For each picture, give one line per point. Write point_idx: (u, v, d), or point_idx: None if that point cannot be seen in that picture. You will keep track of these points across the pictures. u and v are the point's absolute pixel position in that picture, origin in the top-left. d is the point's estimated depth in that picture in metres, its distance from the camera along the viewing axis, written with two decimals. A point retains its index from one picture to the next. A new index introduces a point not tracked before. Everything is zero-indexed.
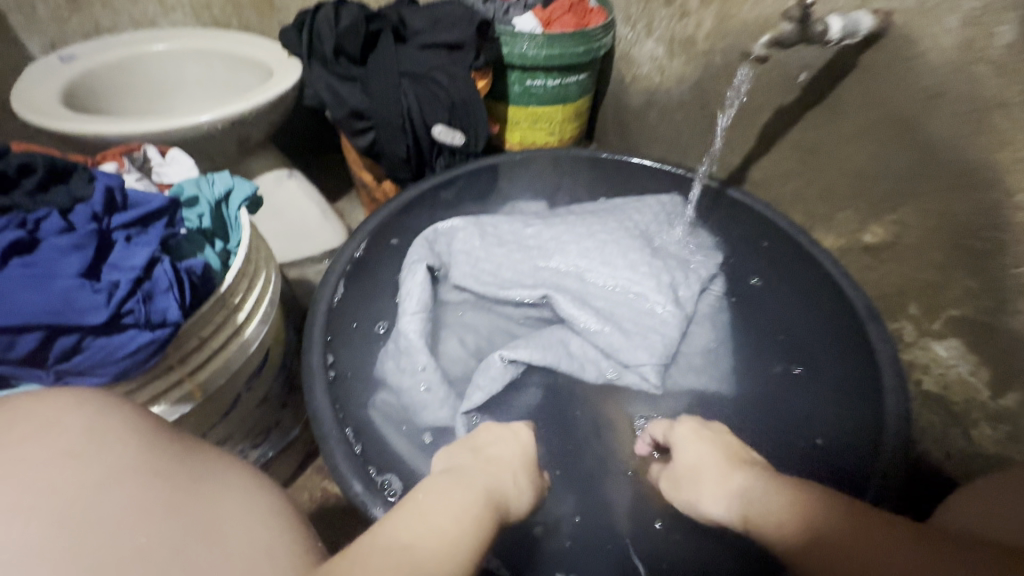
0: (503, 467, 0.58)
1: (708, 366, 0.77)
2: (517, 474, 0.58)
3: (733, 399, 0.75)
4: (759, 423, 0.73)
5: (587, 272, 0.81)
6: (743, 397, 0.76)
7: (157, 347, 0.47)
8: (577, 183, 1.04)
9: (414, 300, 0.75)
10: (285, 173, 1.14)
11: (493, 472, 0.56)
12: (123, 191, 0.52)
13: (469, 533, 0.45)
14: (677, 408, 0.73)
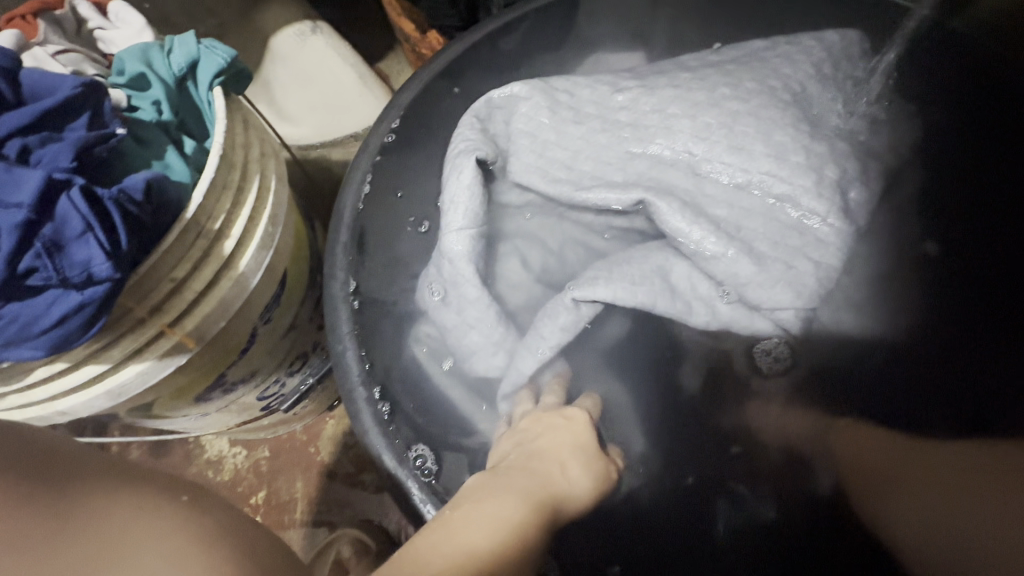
0: (551, 463, 0.45)
1: (874, 304, 0.53)
2: (568, 468, 0.46)
3: (902, 350, 0.53)
4: (936, 387, 0.52)
5: (705, 164, 0.55)
6: (919, 348, 0.53)
7: (92, 314, 0.33)
8: (695, 19, 0.72)
9: (461, 211, 0.56)
10: (309, 27, 0.89)
11: (536, 473, 0.43)
12: (12, 85, 0.36)
13: (507, 548, 0.35)
14: (821, 362, 0.53)
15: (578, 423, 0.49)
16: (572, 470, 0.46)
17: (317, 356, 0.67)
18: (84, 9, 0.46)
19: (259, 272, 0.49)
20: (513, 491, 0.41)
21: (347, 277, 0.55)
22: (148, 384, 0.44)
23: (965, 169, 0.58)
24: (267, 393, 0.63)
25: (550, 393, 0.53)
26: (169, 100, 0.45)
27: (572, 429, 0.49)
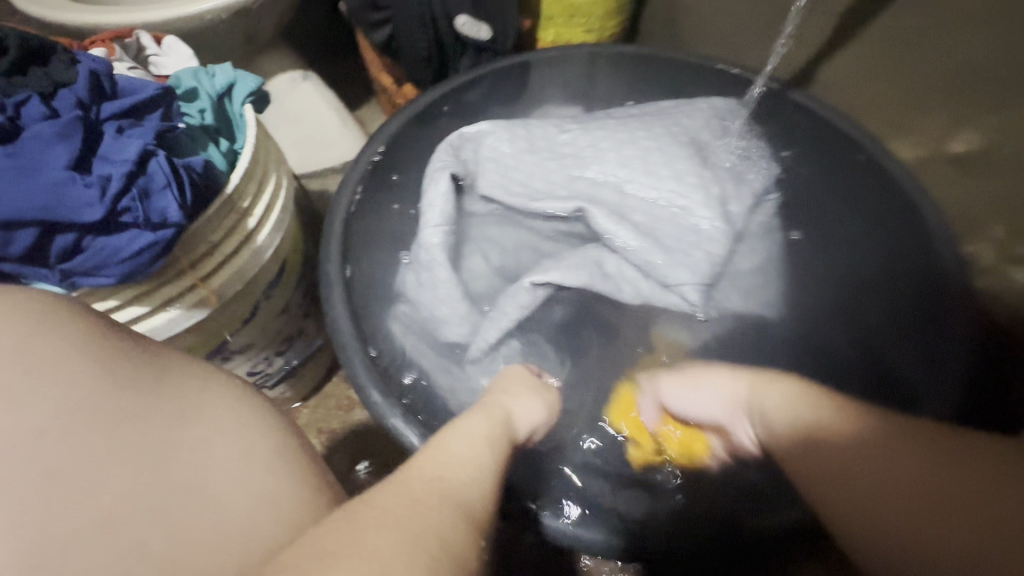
0: (516, 400, 0.55)
1: (758, 290, 0.70)
2: (518, 397, 0.56)
3: (784, 327, 0.69)
4: (805, 353, 0.67)
5: (627, 183, 0.73)
6: (793, 321, 0.69)
7: (160, 251, 0.44)
8: (621, 85, 0.92)
9: (437, 211, 0.70)
10: (300, 75, 1.06)
11: (494, 403, 0.53)
12: (111, 79, 0.47)
13: (484, 457, 0.45)
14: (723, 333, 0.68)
15: (518, 371, 0.60)
16: (522, 401, 0.56)
17: (300, 342, 0.76)
18: (144, 40, 0.59)
19: (270, 249, 0.60)
20: (483, 419, 0.50)
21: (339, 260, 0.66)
22: (172, 331, 0.52)
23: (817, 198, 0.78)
24: (255, 370, 0.71)
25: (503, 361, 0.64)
26: (212, 110, 0.57)
27: (514, 375, 0.60)
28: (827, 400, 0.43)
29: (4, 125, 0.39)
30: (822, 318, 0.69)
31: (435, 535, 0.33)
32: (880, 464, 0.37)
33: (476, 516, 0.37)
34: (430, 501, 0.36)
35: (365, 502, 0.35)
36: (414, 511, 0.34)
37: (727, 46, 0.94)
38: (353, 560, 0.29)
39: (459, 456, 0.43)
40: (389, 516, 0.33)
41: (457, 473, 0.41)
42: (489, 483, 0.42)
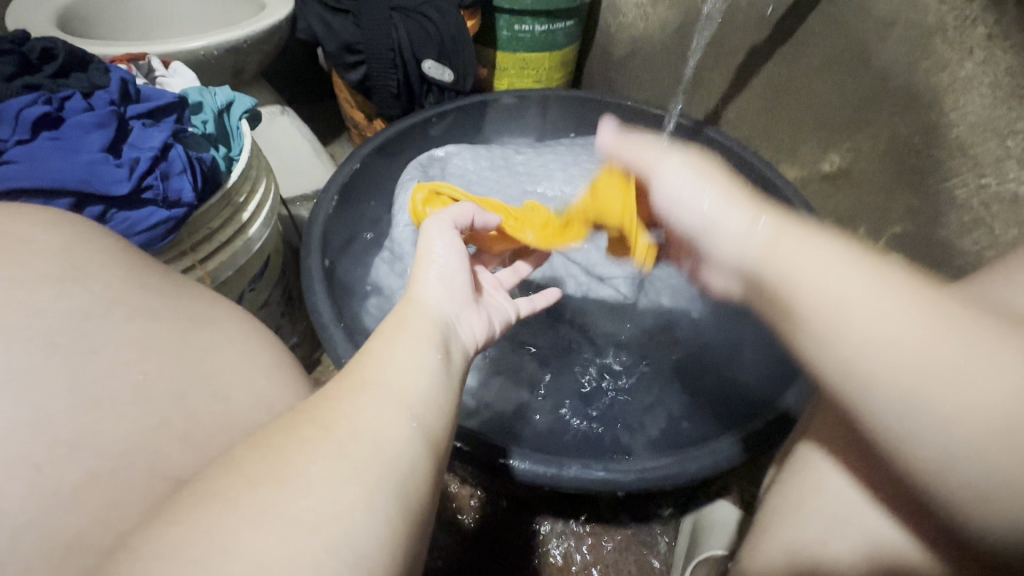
0: (429, 265, 0.47)
1: (683, 285, 0.82)
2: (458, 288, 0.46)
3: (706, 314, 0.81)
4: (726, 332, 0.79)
5: (572, 196, 0.86)
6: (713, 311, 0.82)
7: (173, 226, 0.52)
8: (562, 122, 1.05)
9: (407, 215, 0.81)
10: (278, 109, 1.15)
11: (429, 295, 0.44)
12: (136, 86, 0.57)
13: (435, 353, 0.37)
14: (653, 322, 0.78)
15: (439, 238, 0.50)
16: (444, 275, 0.46)
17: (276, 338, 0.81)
18: (155, 62, 0.69)
19: (259, 242, 0.67)
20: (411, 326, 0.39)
21: (320, 253, 0.74)
22: None
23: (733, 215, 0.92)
24: None
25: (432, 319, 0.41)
26: (214, 121, 0.65)
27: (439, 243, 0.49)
28: (922, 295, 0.32)
29: (53, 114, 0.49)
30: None
31: (355, 423, 0.29)
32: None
33: (410, 405, 0.32)
34: (336, 435, 0.28)
35: (275, 428, 0.30)
36: (338, 409, 0.30)
37: (653, 94, 1.12)
38: (260, 468, 0.26)
39: (403, 355, 0.36)
40: (322, 419, 0.30)
41: (385, 367, 0.34)
42: (432, 361, 0.36)
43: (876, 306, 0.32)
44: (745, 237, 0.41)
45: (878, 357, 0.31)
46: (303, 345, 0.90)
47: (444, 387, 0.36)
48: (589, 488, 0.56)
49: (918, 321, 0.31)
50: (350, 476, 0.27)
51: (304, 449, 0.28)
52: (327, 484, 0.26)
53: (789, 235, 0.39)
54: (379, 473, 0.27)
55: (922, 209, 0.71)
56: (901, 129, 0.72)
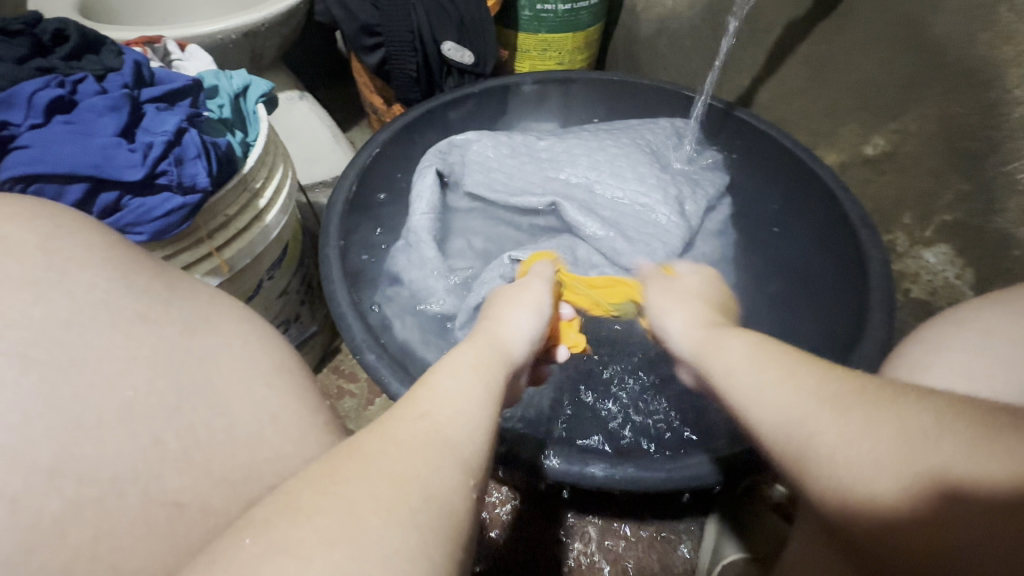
0: (521, 311, 0.53)
1: None
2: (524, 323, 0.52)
3: (734, 308, 0.77)
4: (758, 326, 0.76)
5: (596, 184, 0.82)
6: (743, 305, 0.78)
7: (187, 213, 0.50)
8: (584, 104, 1.01)
9: (425, 202, 0.80)
10: (297, 95, 1.14)
11: (490, 332, 0.49)
12: (150, 69, 0.56)
13: (482, 385, 0.40)
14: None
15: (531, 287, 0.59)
16: (521, 323, 0.51)
17: (295, 326, 0.81)
18: (171, 45, 0.68)
19: (276, 229, 0.66)
20: (480, 360, 0.43)
21: (337, 239, 0.73)
22: None
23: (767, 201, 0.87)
24: None
25: (490, 352, 0.45)
26: (230, 105, 0.63)
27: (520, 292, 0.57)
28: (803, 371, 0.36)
29: (66, 97, 0.48)
30: (769, 302, 0.78)
31: (422, 484, 0.30)
32: (863, 419, 0.30)
33: (468, 463, 0.33)
34: (407, 495, 0.29)
35: (341, 464, 0.30)
36: (403, 461, 0.31)
37: (681, 74, 1.07)
38: (334, 519, 0.26)
39: (443, 388, 0.38)
40: (380, 470, 0.30)
41: (446, 411, 0.36)
42: (486, 417, 0.37)
43: (760, 384, 0.36)
44: (680, 342, 0.51)
45: (761, 419, 0.35)
46: (322, 334, 0.89)
47: (490, 445, 0.36)
48: (613, 487, 0.54)
49: (796, 387, 0.34)
50: (410, 544, 0.27)
51: (352, 460, 0.30)
52: (399, 556, 0.26)
53: (721, 331, 0.47)
54: (441, 535, 0.28)
55: (976, 195, 0.65)
56: (954, 108, 0.66)
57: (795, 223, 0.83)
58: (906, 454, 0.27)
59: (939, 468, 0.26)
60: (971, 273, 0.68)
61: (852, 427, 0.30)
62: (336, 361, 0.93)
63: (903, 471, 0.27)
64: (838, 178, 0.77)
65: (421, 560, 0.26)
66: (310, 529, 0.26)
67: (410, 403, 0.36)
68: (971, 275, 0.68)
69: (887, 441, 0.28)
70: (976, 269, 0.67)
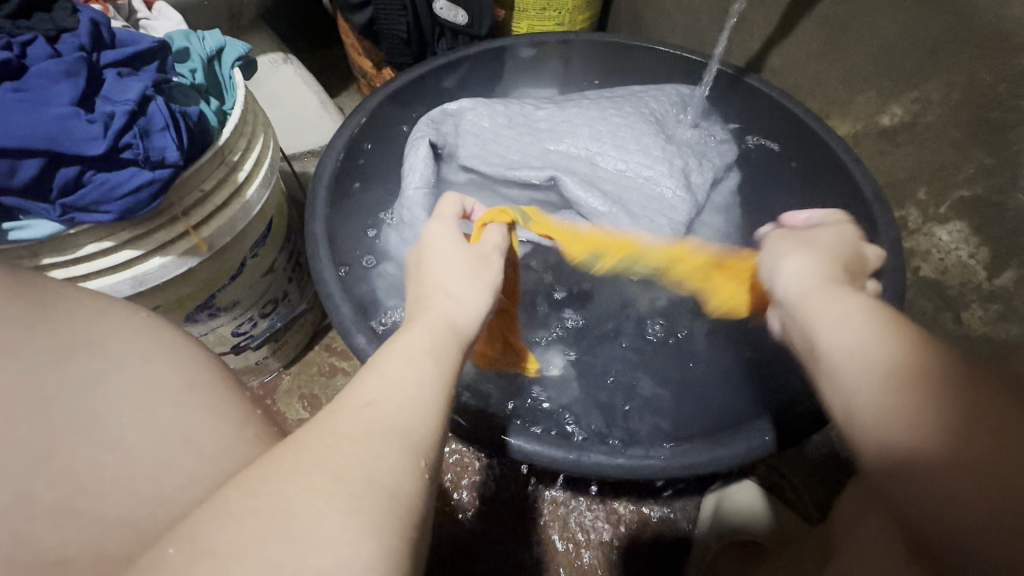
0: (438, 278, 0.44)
1: None
2: (453, 288, 0.43)
3: None
4: None
5: (598, 155, 0.78)
6: None
7: (157, 189, 0.47)
8: (584, 69, 0.95)
9: (418, 175, 0.76)
10: (281, 57, 1.07)
11: (427, 313, 0.41)
12: (110, 29, 0.52)
13: (431, 379, 0.35)
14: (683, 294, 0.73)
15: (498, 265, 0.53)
16: (471, 300, 0.43)
17: (284, 304, 0.78)
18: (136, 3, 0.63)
19: (259, 205, 0.62)
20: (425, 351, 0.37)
21: (324, 215, 0.69)
22: (164, 279, 0.54)
23: (776, 168, 0.83)
24: (240, 331, 0.72)
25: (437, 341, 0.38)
26: (202, 70, 0.59)
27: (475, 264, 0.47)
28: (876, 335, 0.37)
29: (13, 61, 0.44)
30: None
31: (365, 469, 0.28)
32: (919, 393, 0.32)
33: (419, 446, 0.31)
34: (351, 484, 0.27)
35: (280, 454, 0.28)
36: (346, 451, 0.29)
37: (688, 37, 1.00)
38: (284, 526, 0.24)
39: (384, 384, 0.34)
40: (320, 456, 0.28)
41: (394, 407, 0.32)
42: (431, 394, 0.34)
43: (846, 337, 0.38)
44: (786, 288, 0.47)
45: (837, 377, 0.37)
46: (313, 311, 0.87)
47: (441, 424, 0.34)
48: (612, 475, 0.53)
49: (874, 350, 0.36)
50: (352, 526, 0.25)
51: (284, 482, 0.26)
52: (343, 540, 0.24)
53: (829, 284, 0.43)
54: (388, 512, 0.26)
55: (999, 170, 0.62)
56: (982, 75, 0.62)
57: (804, 198, 0.80)
58: (922, 427, 0.31)
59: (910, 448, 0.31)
60: (986, 252, 0.65)
61: (901, 395, 0.33)
62: (329, 338, 0.91)
63: (949, 429, 0.30)
64: (853, 153, 0.73)
65: (365, 540, 0.25)
66: (235, 529, 0.24)
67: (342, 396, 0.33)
68: (986, 254, 0.65)
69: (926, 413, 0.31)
70: (993, 248, 0.64)
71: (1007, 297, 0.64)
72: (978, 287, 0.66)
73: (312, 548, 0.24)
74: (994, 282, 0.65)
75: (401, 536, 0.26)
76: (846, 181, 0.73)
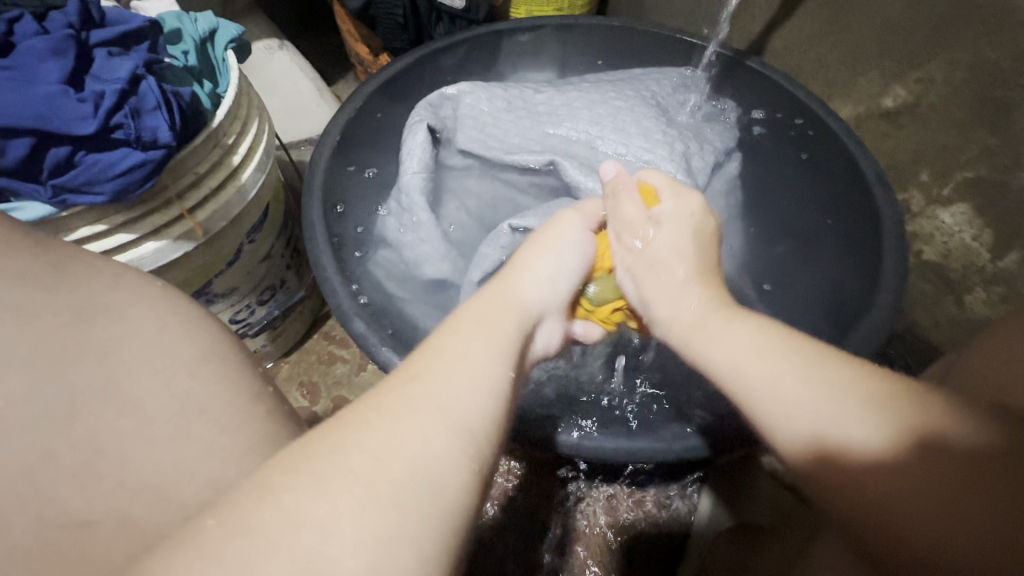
0: (546, 259, 0.47)
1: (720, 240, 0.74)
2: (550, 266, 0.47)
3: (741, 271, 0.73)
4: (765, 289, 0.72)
5: (597, 139, 0.76)
6: (749, 266, 0.74)
7: (151, 171, 0.46)
8: (584, 52, 0.94)
9: (416, 159, 0.75)
10: (276, 44, 1.06)
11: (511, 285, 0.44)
12: (99, 9, 0.52)
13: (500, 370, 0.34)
14: None
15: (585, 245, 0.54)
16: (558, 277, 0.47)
17: (282, 292, 0.77)
18: None
19: (255, 189, 0.61)
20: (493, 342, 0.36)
21: (321, 199, 0.68)
22: (159, 263, 0.53)
23: (772, 148, 0.83)
24: (238, 318, 0.72)
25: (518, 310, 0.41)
26: (195, 52, 0.58)
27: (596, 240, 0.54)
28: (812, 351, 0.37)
29: None
30: (775, 263, 0.75)
31: (409, 455, 0.27)
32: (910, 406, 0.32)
33: (473, 434, 0.30)
34: (387, 471, 0.26)
35: (312, 439, 0.28)
36: (383, 431, 0.28)
37: (689, 19, 0.99)
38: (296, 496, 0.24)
39: (452, 351, 0.34)
40: (357, 441, 0.27)
41: (450, 387, 0.31)
42: (498, 376, 0.34)
43: (782, 371, 0.36)
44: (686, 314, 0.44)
45: (766, 408, 0.36)
46: (312, 299, 0.86)
47: (502, 410, 0.33)
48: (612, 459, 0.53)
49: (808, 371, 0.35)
50: (395, 520, 0.25)
51: (304, 465, 0.26)
52: (359, 529, 0.24)
53: (715, 315, 0.42)
54: (430, 509, 0.26)
55: (1002, 151, 0.61)
56: (986, 53, 0.61)
57: (807, 182, 0.79)
58: (905, 426, 0.31)
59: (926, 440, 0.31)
60: (989, 234, 0.64)
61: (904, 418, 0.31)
62: (328, 326, 0.90)
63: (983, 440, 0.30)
64: (855, 136, 0.72)
65: (404, 538, 0.24)
66: (278, 507, 0.24)
67: (408, 369, 0.33)
68: (989, 236, 0.64)
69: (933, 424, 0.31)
70: (996, 230, 0.63)
71: (1010, 279, 0.63)
72: (980, 270, 0.66)
73: (330, 531, 0.24)
74: (997, 264, 0.64)
75: (439, 539, 0.25)
76: (850, 164, 0.72)
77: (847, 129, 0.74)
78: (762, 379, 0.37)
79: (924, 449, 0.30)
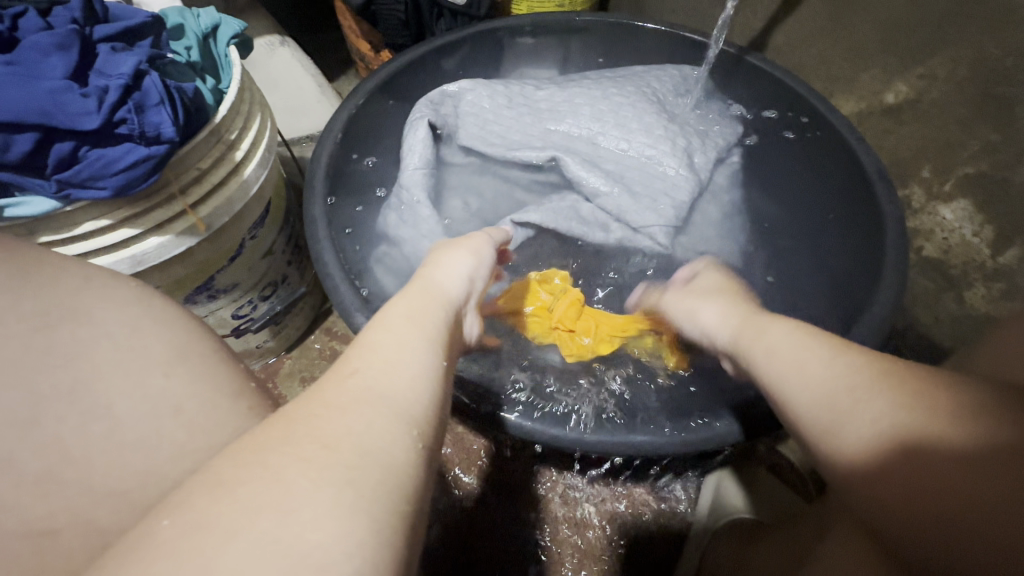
0: (453, 261, 0.49)
1: (721, 236, 0.74)
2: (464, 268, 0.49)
3: (742, 267, 0.73)
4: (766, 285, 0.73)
5: (599, 135, 0.77)
6: (750, 262, 0.74)
7: (154, 166, 0.47)
8: (585, 48, 0.94)
9: (417, 155, 0.75)
10: (277, 40, 1.06)
11: (430, 285, 0.44)
12: (102, 5, 0.52)
13: (429, 359, 0.34)
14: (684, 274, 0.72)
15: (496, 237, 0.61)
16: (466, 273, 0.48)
17: (284, 287, 0.78)
18: None
19: (257, 185, 0.61)
20: (418, 333, 0.37)
21: (323, 195, 0.69)
22: (162, 258, 0.54)
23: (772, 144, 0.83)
24: (240, 313, 0.72)
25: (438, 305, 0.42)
26: (198, 48, 0.58)
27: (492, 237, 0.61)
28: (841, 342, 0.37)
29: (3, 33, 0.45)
30: (775, 259, 0.75)
31: (356, 439, 0.26)
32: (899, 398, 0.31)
33: (414, 418, 0.29)
34: (343, 457, 0.25)
35: (268, 432, 0.27)
36: (334, 422, 0.27)
37: (691, 16, 0.99)
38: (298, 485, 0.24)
39: (379, 343, 0.34)
40: (306, 433, 0.26)
41: (386, 378, 0.31)
42: (434, 367, 0.34)
43: (809, 354, 0.37)
44: (718, 327, 0.48)
45: (790, 395, 0.36)
46: (313, 295, 0.86)
47: (441, 393, 0.33)
48: (613, 452, 0.53)
49: (833, 365, 0.35)
50: (348, 499, 0.24)
51: (254, 459, 0.25)
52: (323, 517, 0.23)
53: (756, 321, 0.44)
54: (383, 486, 0.25)
55: (1004, 147, 0.61)
56: (990, 49, 0.61)
57: (808, 178, 0.79)
58: (898, 423, 0.30)
59: (913, 435, 0.30)
60: (990, 230, 0.64)
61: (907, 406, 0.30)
62: (329, 322, 0.91)
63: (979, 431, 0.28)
64: (857, 133, 0.72)
65: (359, 514, 0.23)
66: (231, 502, 0.23)
67: (341, 366, 0.32)
68: (990, 232, 0.64)
69: (924, 417, 0.30)
70: (997, 226, 0.63)
71: (1010, 275, 0.63)
72: (981, 266, 0.66)
73: (302, 525, 0.22)
74: (997, 260, 0.64)
75: (394, 512, 0.24)
76: (851, 161, 0.72)
77: (840, 126, 0.74)
78: (791, 366, 0.37)
79: (917, 439, 0.29)
